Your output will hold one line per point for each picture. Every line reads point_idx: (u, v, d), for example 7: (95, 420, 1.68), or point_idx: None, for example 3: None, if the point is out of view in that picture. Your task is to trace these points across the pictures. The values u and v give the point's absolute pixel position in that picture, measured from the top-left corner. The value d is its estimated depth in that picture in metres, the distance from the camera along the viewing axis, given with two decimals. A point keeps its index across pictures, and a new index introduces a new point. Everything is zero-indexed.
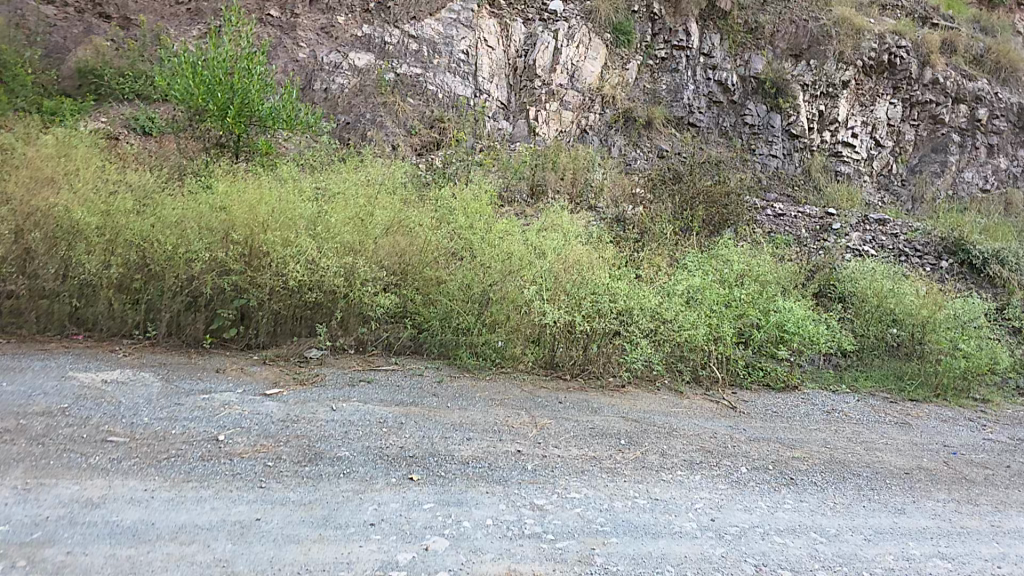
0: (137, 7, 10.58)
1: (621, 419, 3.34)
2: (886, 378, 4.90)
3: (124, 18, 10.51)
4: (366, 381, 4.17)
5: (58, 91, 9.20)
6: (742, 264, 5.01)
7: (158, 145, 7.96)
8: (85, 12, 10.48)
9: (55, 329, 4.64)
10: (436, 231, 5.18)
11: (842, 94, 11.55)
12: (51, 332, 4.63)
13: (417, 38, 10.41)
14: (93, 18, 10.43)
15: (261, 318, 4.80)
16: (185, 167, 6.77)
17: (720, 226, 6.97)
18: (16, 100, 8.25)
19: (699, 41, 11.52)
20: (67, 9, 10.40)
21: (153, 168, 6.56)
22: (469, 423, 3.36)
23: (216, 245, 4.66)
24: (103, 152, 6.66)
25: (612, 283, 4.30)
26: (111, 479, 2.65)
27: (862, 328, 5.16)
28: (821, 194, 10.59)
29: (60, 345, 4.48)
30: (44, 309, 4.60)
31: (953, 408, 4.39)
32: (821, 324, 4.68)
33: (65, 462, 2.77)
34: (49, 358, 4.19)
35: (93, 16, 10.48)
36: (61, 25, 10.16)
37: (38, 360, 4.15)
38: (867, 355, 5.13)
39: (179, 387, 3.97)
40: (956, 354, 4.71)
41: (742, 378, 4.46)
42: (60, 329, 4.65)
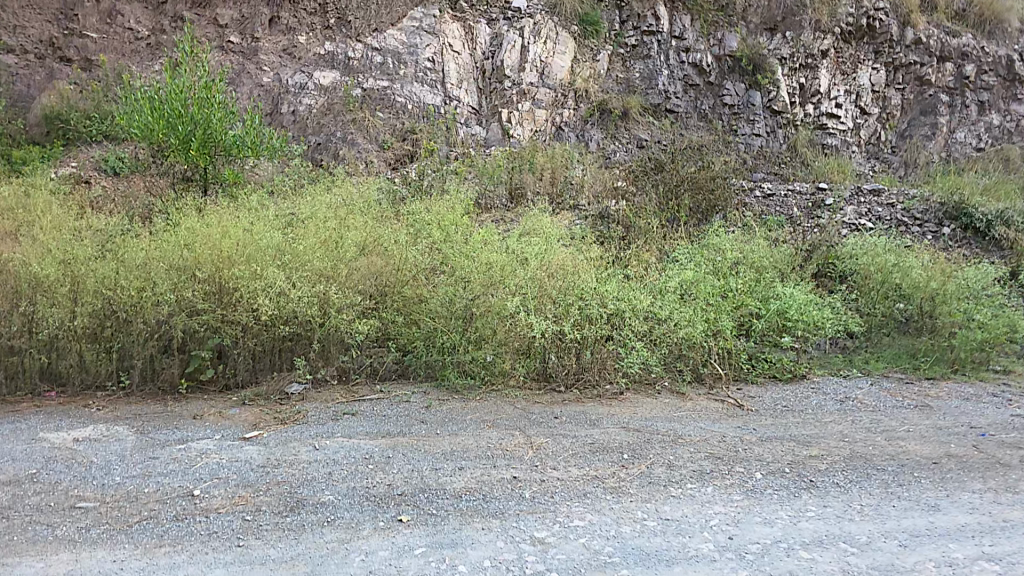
0: (96, 48, 10.26)
1: (622, 430, 3.12)
2: (899, 358, 4.57)
3: (85, 60, 10.21)
4: (350, 413, 3.93)
5: (28, 141, 9.04)
6: (734, 251, 4.82)
7: (125, 183, 7.82)
8: (46, 57, 10.16)
9: (27, 389, 4.31)
10: (411, 248, 4.98)
11: (822, 64, 11.42)
12: (22, 393, 4.30)
13: (380, 50, 10.20)
14: (56, 63, 10.14)
15: (238, 356, 4.49)
16: (153, 207, 6.59)
17: (709, 212, 6.77)
18: None
19: (670, 24, 11.25)
20: (29, 57, 10.10)
21: (125, 213, 6.39)
22: (461, 450, 3.14)
23: (183, 285, 4.45)
24: (73, 201, 6.49)
25: (599, 287, 4.15)
26: (78, 552, 2.51)
27: (868, 307, 4.94)
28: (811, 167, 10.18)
29: (31, 404, 4.19)
30: (12, 370, 4.28)
31: (973, 384, 4.15)
32: (825, 307, 4.44)
33: (29, 538, 2.62)
34: (19, 419, 3.96)
35: (54, 61, 10.17)
36: (24, 73, 9.93)
37: (7, 422, 3.92)
38: (875, 334, 4.87)
39: (155, 438, 3.74)
40: (971, 324, 4.50)
41: (748, 370, 4.14)
42: (31, 388, 4.33)
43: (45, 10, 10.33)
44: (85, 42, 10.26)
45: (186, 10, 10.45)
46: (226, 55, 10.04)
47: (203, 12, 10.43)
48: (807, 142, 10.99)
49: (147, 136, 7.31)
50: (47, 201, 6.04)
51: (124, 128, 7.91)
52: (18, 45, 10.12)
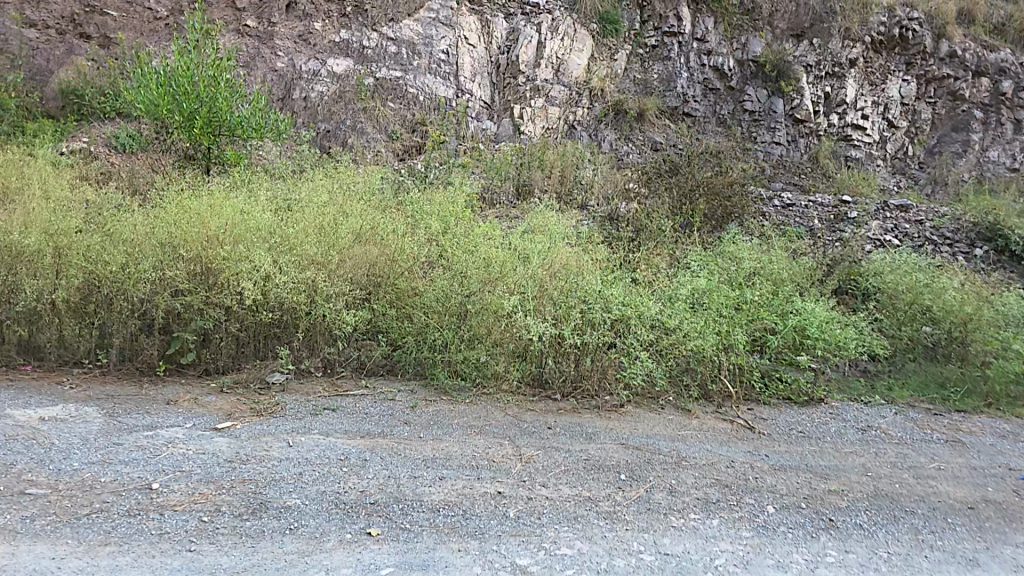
0: (117, 26, 10.04)
1: (621, 448, 2.86)
2: (925, 387, 4.21)
3: (105, 37, 9.98)
4: (330, 408, 3.61)
5: (43, 114, 8.75)
6: (750, 262, 4.55)
7: (125, 160, 7.51)
8: (67, 33, 9.95)
9: (2, 359, 4.15)
10: (408, 238, 4.65)
11: (851, 74, 10.99)
12: None
13: (396, 40, 10.00)
14: (75, 39, 9.91)
15: (221, 340, 4.21)
16: (153, 184, 6.29)
17: (724, 220, 6.46)
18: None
19: (692, 26, 11.00)
20: (49, 32, 9.89)
21: (127, 191, 6.12)
22: (444, 457, 2.84)
23: (168, 263, 4.15)
24: (76, 176, 6.23)
25: (604, 290, 3.82)
26: (16, 545, 2.25)
27: (894, 328, 4.64)
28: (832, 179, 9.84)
29: (4, 378, 4.00)
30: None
31: (1012, 419, 3.78)
32: (847, 326, 4.08)
33: None
34: None
35: (74, 37, 9.94)
36: (44, 47, 9.67)
37: None
38: (902, 358, 4.55)
39: (123, 423, 3.49)
40: (1009, 355, 4.13)
41: (759, 391, 3.76)
42: (6, 359, 4.15)
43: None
44: (106, 20, 10.04)
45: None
46: (242, 39, 9.83)
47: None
48: (830, 153, 10.59)
49: (152, 112, 7.09)
50: (43, 171, 5.76)
51: (129, 104, 7.70)
52: (41, 20, 9.96)
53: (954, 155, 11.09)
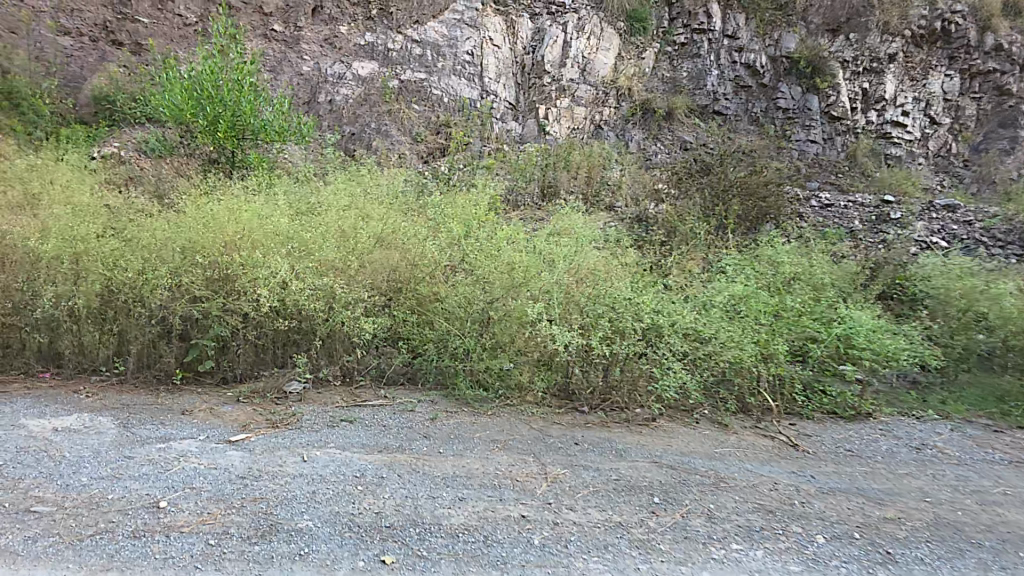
0: (149, 33, 9.95)
1: (654, 466, 2.68)
2: (983, 400, 3.92)
3: (137, 44, 9.88)
4: (348, 420, 3.37)
5: (76, 120, 8.72)
6: (790, 266, 4.33)
7: (151, 163, 7.45)
8: (99, 40, 9.78)
9: (21, 367, 4.13)
10: (428, 241, 4.43)
11: (890, 69, 10.54)
12: (15, 369, 4.12)
13: (421, 42, 9.88)
14: (108, 47, 9.76)
15: (239, 349, 4.06)
16: (177, 187, 6.19)
17: (758, 221, 6.20)
18: (34, 131, 8.00)
19: (723, 23, 10.83)
20: (83, 39, 9.71)
21: (152, 197, 6.02)
22: (465, 476, 2.66)
23: (183, 269, 4.02)
24: (104, 181, 6.18)
25: (635, 298, 3.60)
26: (13, 569, 2.06)
27: (948, 337, 4.38)
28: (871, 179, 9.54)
29: (23, 386, 3.92)
30: (12, 343, 4.11)
31: None
32: (896, 335, 3.83)
33: None
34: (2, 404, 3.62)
35: (107, 44, 9.80)
36: (77, 55, 9.49)
37: None
38: (955, 369, 4.30)
39: (136, 435, 3.24)
40: None
41: (801, 403, 3.54)
42: (26, 364, 4.14)
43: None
44: (138, 27, 9.94)
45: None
46: (268, 43, 9.65)
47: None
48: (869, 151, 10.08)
49: (176, 116, 7.04)
50: (71, 176, 5.69)
51: (154, 109, 7.65)
52: (74, 28, 9.74)
53: (1003, 153, 10.14)
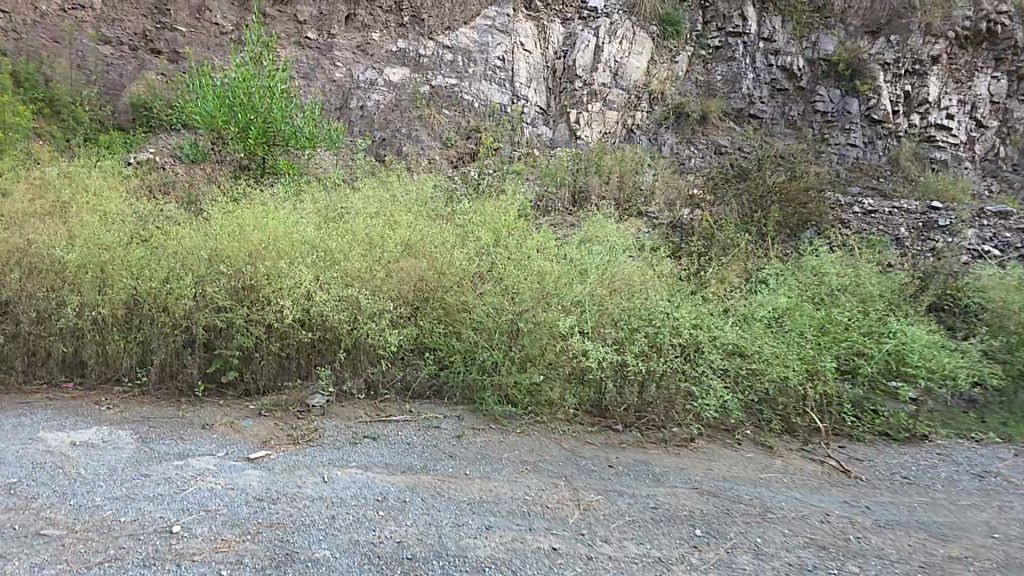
0: (186, 41, 9.93)
1: (693, 494, 2.53)
2: None
3: (174, 53, 9.83)
4: (371, 437, 3.23)
5: (114, 127, 8.71)
6: (836, 277, 4.13)
7: (185, 168, 7.42)
8: (138, 49, 9.77)
9: (45, 377, 3.99)
10: (457, 250, 4.20)
11: (933, 71, 10.13)
12: (40, 380, 3.98)
13: (452, 48, 9.79)
14: (147, 55, 9.74)
15: (263, 361, 3.86)
16: (208, 193, 6.13)
17: (800, 228, 5.96)
18: (72, 138, 8.05)
19: (758, 25, 10.62)
20: (123, 48, 9.70)
21: (183, 203, 5.97)
22: (491, 501, 2.51)
23: (208, 279, 3.90)
24: (140, 188, 6.16)
25: (673, 311, 3.45)
26: None
27: (1007, 353, 4.13)
28: (916, 183, 9.23)
29: (45, 396, 3.78)
30: (38, 350, 3.97)
31: None
32: (954, 352, 3.71)
33: None
34: (24, 413, 3.43)
35: (146, 53, 9.77)
36: (117, 63, 9.49)
37: (11, 416, 3.39)
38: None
39: (155, 451, 3.03)
40: None
41: (851, 425, 3.32)
42: (51, 375, 4.00)
43: (140, 4, 10.01)
44: (176, 35, 9.92)
45: (267, 6, 9.89)
46: (301, 50, 9.60)
47: (283, 8, 9.96)
48: (913, 155, 9.71)
49: (208, 123, 6.99)
50: (104, 182, 5.64)
51: (186, 116, 7.62)
52: (114, 37, 9.75)
53: None
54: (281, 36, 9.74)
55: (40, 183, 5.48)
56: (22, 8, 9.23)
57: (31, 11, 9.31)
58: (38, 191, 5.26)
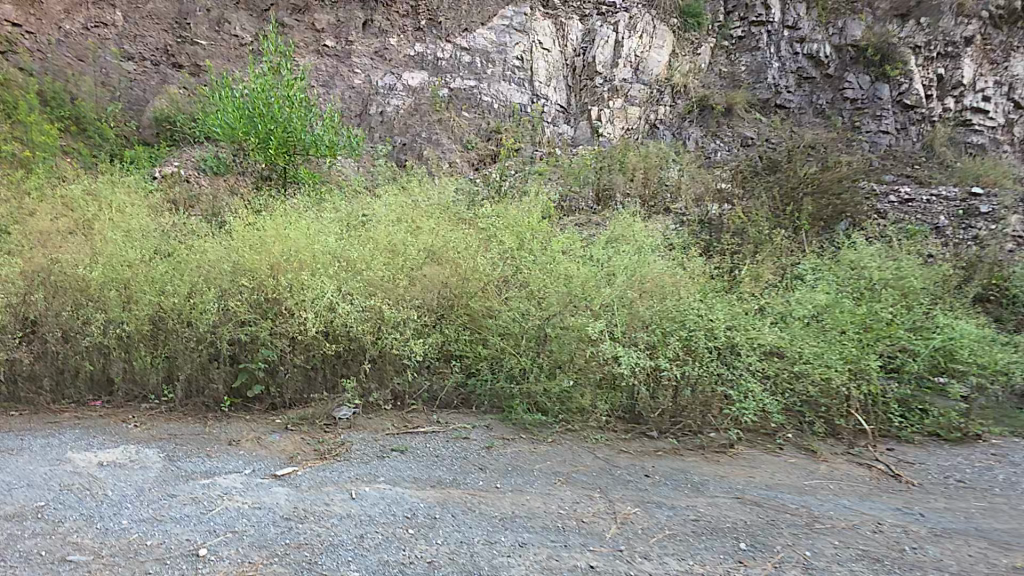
0: (207, 54, 9.95)
1: (737, 503, 2.44)
2: None
3: (196, 66, 9.89)
4: (399, 449, 3.15)
5: (138, 142, 8.75)
6: (878, 271, 3.99)
7: (208, 181, 7.40)
8: (161, 64, 9.80)
9: (72, 397, 3.82)
10: (481, 255, 4.11)
11: (967, 53, 9.74)
12: (67, 400, 3.81)
13: (470, 49, 9.72)
14: (169, 70, 9.77)
15: (288, 374, 3.70)
16: (230, 205, 6.08)
17: (833, 220, 5.81)
18: (97, 155, 8.09)
19: (782, 13, 10.39)
20: (145, 63, 9.71)
21: (207, 216, 5.94)
22: (525, 516, 2.41)
23: (230, 293, 3.81)
24: (165, 203, 6.16)
25: (706, 313, 3.32)
26: None
27: None
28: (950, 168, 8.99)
29: (72, 416, 3.62)
30: (66, 368, 3.80)
31: None
32: (1006, 346, 3.65)
33: None
34: (51, 435, 3.31)
35: (167, 67, 9.82)
36: (140, 80, 9.51)
37: (39, 438, 3.28)
38: None
39: (180, 469, 2.94)
40: None
41: (898, 425, 3.23)
42: (77, 396, 3.82)
43: (162, 19, 10.01)
44: (197, 49, 9.95)
45: (285, 16, 9.80)
46: (320, 58, 9.56)
47: (301, 17, 9.89)
48: (947, 140, 9.49)
49: (229, 135, 7.00)
50: (127, 198, 5.58)
51: (207, 129, 7.62)
52: (137, 53, 9.75)
53: None
54: (299, 46, 9.68)
55: (66, 202, 5.48)
56: (46, 27, 9.28)
57: (55, 30, 9.33)
58: (60, 210, 5.23)
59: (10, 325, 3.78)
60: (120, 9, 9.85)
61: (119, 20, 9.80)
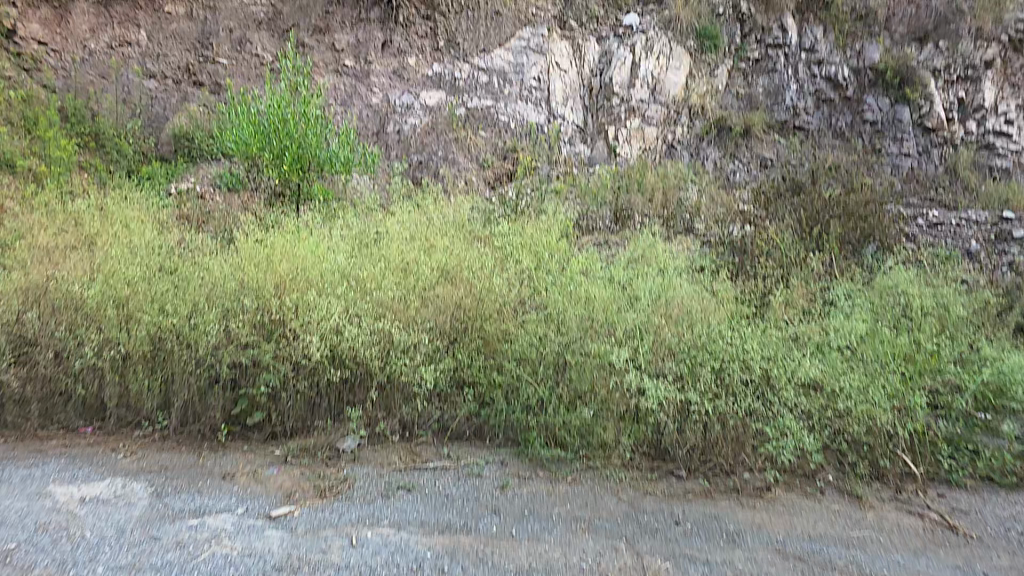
0: (228, 73, 9.48)
1: (778, 560, 2.26)
2: None
3: (217, 84, 9.42)
4: (405, 488, 2.92)
5: (155, 158, 8.44)
6: (920, 300, 3.72)
7: (222, 198, 7.20)
8: (182, 82, 9.41)
9: (61, 422, 3.58)
10: (496, 275, 3.91)
11: (987, 76, 9.70)
12: (54, 425, 3.56)
13: (487, 70, 9.57)
14: (191, 88, 9.38)
15: (291, 402, 3.46)
16: (243, 222, 5.85)
17: (861, 243, 5.48)
18: (112, 169, 7.94)
19: (799, 36, 9.98)
20: (167, 82, 9.35)
21: (217, 232, 5.76)
22: (543, 571, 2.18)
23: (233, 314, 3.56)
24: (175, 219, 5.99)
25: (747, 346, 3.12)
26: None
27: None
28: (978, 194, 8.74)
29: (60, 444, 3.40)
30: (56, 392, 3.57)
31: None
32: None
33: None
34: (33, 466, 3.10)
35: (189, 85, 9.41)
36: (160, 96, 9.18)
37: (21, 469, 3.07)
38: None
39: (168, 508, 2.71)
40: None
41: (947, 468, 2.98)
42: (67, 420, 3.58)
43: (185, 40, 9.69)
44: (218, 68, 9.50)
45: (306, 37, 9.75)
46: (339, 79, 9.39)
47: (322, 37, 9.78)
48: (971, 164, 9.24)
49: (241, 151, 6.82)
50: (136, 213, 5.40)
51: (222, 145, 7.44)
52: (159, 71, 9.43)
53: None
54: (318, 66, 9.51)
55: (73, 216, 5.28)
56: (71, 46, 9.33)
57: (80, 49, 9.34)
58: (63, 226, 5.03)
59: (1, 345, 3.55)
60: (145, 29, 9.67)
61: (144, 39, 9.60)
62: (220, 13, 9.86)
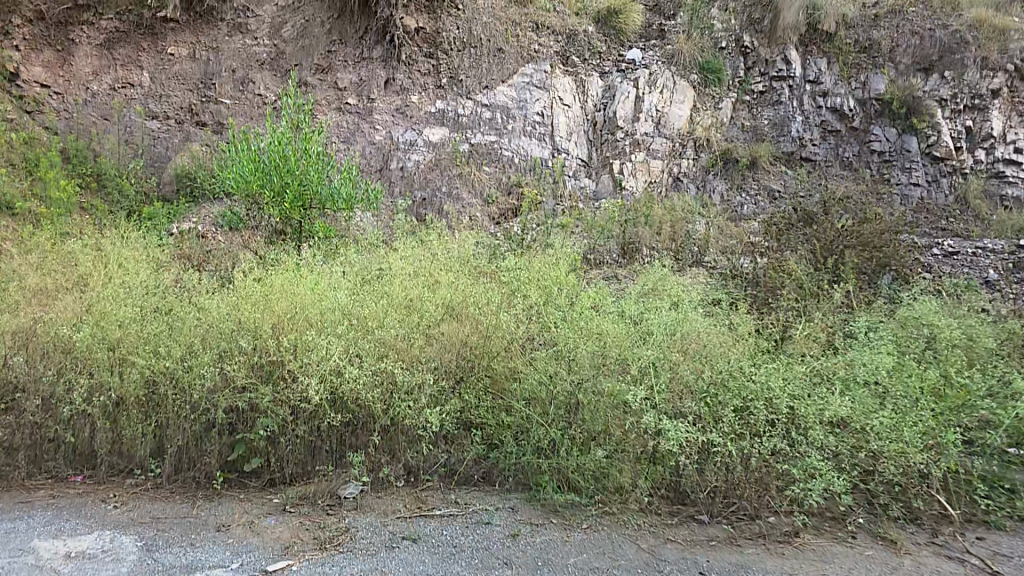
0: (230, 112, 9.47)
1: None
2: None
3: (219, 124, 9.43)
4: (410, 538, 2.76)
5: (157, 198, 8.39)
6: (948, 332, 3.56)
7: (224, 237, 7.11)
8: (185, 122, 9.39)
9: (49, 471, 3.43)
10: (504, 312, 3.77)
11: (995, 104, 9.39)
12: (41, 475, 3.41)
13: (490, 106, 9.52)
14: (193, 128, 9.36)
15: (289, 447, 3.30)
16: (245, 260, 5.75)
17: (878, 273, 5.41)
18: (115, 210, 7.89)
19: (802, 68, 9.94)
20: (170, 122, 9.35)
21: (218, 270, 5.65)
22: None
23: (229, 355, 3.41)
24: (175, 259, 5.87)
25: (771, 383, 2.91)
26: None
27: None
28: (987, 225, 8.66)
29: (47, 495, 3.26)
30: (44, 440, 3.43)
31: None
32: None
33: None
34: (21, 519, 2.96)
35: (192, 125, 9.39)
36: (163, 136, 9.17)
37: (7, 522, 2.93)
38: None
39: (159, 564, 2.57)
40: None
41: (985, 509, 2.83)
42: (54, 469, 3.43)
43: (188, 80, 9.66)
44: (220, 107, 9.49)
45: (309, 76, 9.73)
46: (341, 116, 9.36)
47: (325, 76, 9.74)
48: (981, 193, 9.11)
49: (243, 188, 6.67)
50: (134, 252, 5.29)
51: (224, 184, 7.38)
52: (162, 111, 9.42)
53: None
54: (320, 104, 9.49)
55: (70, 257, 5.19)
56: (74, 88, 9.35)
57: (82, 91, 9.36)
58: (62, 267, 4.94)
59: None
60: (148, 71, 9.66)
61: (146, 80, 9.60)
62: (223, 53, 9.82)
